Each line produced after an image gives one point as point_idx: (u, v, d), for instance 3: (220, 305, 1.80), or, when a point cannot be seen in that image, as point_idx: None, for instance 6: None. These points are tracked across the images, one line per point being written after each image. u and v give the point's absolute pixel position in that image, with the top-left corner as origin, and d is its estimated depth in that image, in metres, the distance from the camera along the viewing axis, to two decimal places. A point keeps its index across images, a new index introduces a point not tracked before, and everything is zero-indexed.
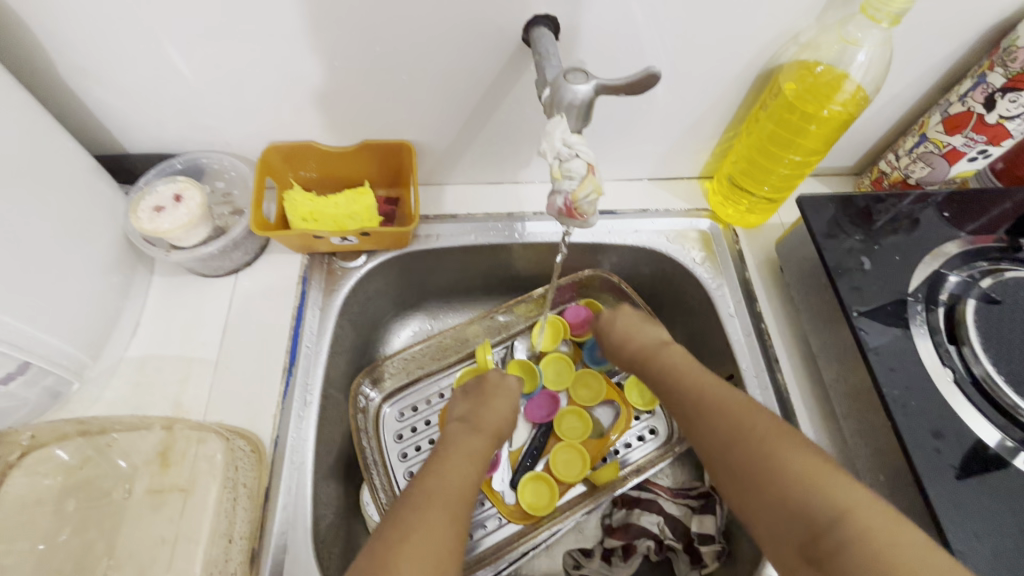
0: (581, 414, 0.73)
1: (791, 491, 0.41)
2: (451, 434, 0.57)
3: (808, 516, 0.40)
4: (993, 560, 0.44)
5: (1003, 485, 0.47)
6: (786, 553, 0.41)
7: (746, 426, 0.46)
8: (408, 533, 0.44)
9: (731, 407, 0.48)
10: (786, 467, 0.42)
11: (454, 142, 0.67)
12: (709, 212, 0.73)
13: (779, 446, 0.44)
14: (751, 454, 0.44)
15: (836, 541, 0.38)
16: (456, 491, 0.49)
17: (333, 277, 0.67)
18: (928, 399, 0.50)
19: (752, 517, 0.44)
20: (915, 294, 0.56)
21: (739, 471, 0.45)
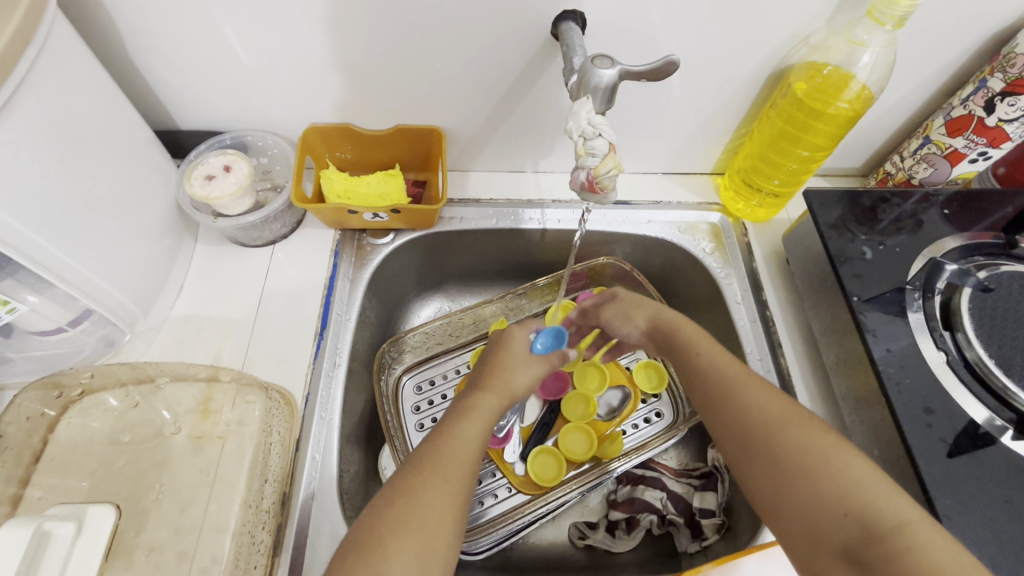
0: (588, 397, 0.76)
1: (850, 493, 0.41)
2: (465, 399, 0.55)
3: (866, 517, 0.40)
4: (979, 530, 0.47)
5: (992, 461, 0.49)
6: (825, 552, 0.41)
7: (804, 426, 0.46)
8: (412, 500, 0.44)
9: (785, 409, 0.48)
10: (848, 472, 0.43)
11: (481, 130, 0.71)
12: (720, 205, 0.77)
13: (842, 452, 0.44)
14: (808, 453, 0.44)
15: (895, 544, 0.39)
16: (464, 460, 0.48)
17: (363, 252, 0.71)
18: (922, 379, 0.53)
19: (792, 512, 0.43)
20: (913, 283, 0.59)
21: (792, 465, 0.44)
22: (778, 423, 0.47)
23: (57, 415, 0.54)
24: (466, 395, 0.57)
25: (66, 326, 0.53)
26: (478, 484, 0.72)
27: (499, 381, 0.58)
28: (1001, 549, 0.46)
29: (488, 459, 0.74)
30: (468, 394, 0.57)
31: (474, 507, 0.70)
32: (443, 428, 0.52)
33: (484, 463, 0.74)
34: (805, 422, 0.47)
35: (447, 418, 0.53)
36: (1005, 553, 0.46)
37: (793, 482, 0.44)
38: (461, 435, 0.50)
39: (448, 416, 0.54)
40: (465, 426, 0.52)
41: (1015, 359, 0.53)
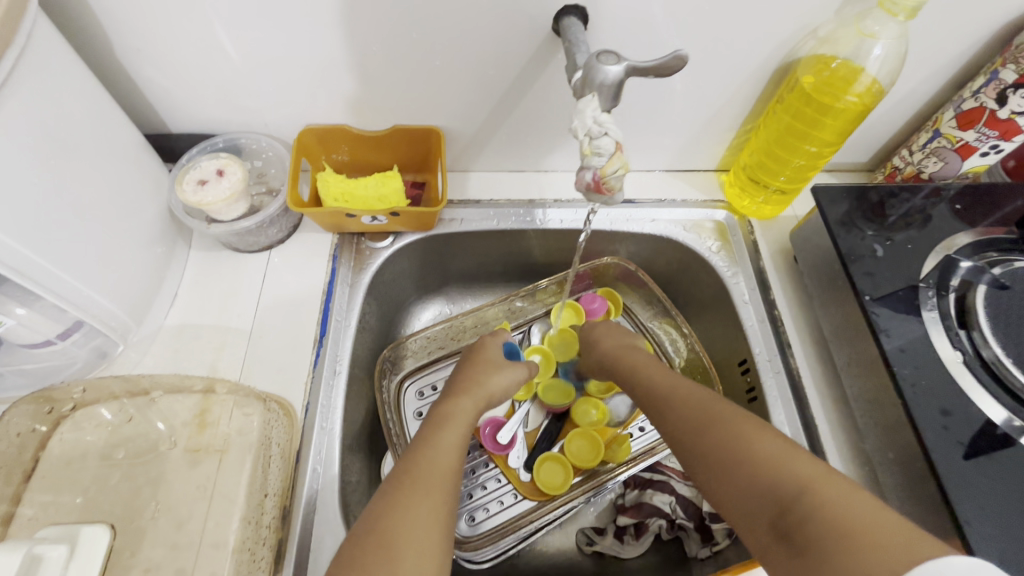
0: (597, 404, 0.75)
1: (759, 462, 0.41)
2: (442, 408, 0.56)
3: (775, 486, 0.40)
4: (1001, 537, 0.45)
5: (1012, 463, 0.48)
6: (759, 528, 0.40)
7: (721, 411, 0.47)
8: (402, 511, 0.43)
9: (706, 400, 0.49)
10: (759, 446, 0.43)
11: (480, 129, 0.70)
12: (725, 203, 0.75)
13: (749, 427, 0.44)
14: (722, 431, 0.45)
15: (807, 507, 0.37)
16: (444, 469, 0.48)
17: (362, 256, 0.69)
18: (937, 380, 0.52)
19: (727, 500, 0.43)
20: (927, 281, 0.58)
21: (714, 449, 0.45)
22: (700, 413, 0.48)
23: (49, 431, 0.53)
24: (442, 406, 0.56)
25: (56, 338, 0.51)
26: (483, 491, 0.71)
27: (474, 388, 0.59)
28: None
29: (492, 465, 0.72)
30: (445, 405, 0.56)
31: (479, 514, 0.69)
32: (421, 439, 0.51)
33: (488, 469, 0.72)
34: (720, 407, 0.48)
35: (424, 430, 0.53)
36: None
37: (716, 467, 0.44)
38: (440, 443, 0.50)
39: (424, 428, 0.53)
40: (445, 432, 0.52)
41: None
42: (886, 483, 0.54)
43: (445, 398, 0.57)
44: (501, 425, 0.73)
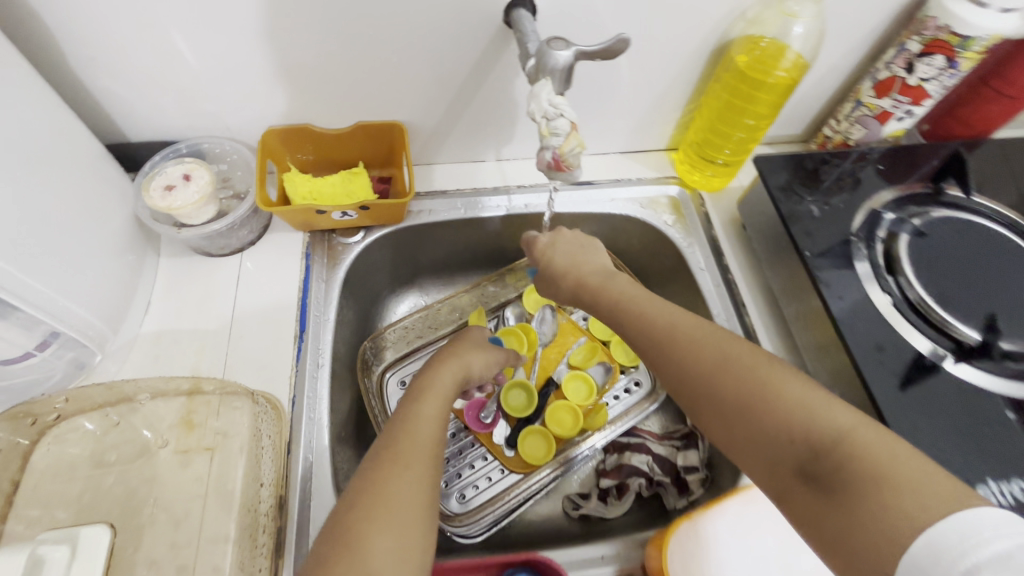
0: (578, 377, 0.79)
1: (785, 409, 0.39)
2: (419, 382, 0.57)
3: (807, 432, 0.38)
4: (933, 453, 0.51)
5: (939, 389, 0.54)
6: (785, 477, 0.39)
7: (736, 352, 0.44)
8: (390, 485, 0.44)
9: (716, 341, 0.45)
10: (784, 389, 0.40)
11: (441, 121, 0.72)
12: (677, 178, 0.80)
13: (771, 368, 0.42)
14: (743, 377, 0.42)
15: (840, 457, 0.36)
16: (427, 442, 0.49)
17: (335, 253, 0.71)
18: (871, 320, 0.58)
19: (745, 449, 0.41)
20: (858, 235, 0.64)
21: (732, 397, 0.42)
22: (709, 355, 0.45)
23: (32, 445, 0.53)
24: (421, 381, 0.57)
25: (34, 350, 0.51)
26: (470, 469, 0.73)
27: (449, 364, 0.60)
28: (956, 467, 0.50)
29: (477, 444, 0.75)
30: (425, 379, 0.58)
31: (469, 492, 0.72)
32: (402, 415, 0.52)
33: (474, 449, 0.75)
34: (733, 346, 0.45)
35: (403, 406, 0.53)
36: (955, 470, 0.50)
37: (734, 414, 0.42)
38: (421, 415, 0.52)
39: (404, 404, 0.54)
40: (425, 406, 0.53)
41: (949, 296, 0.58)
42: None
43: (423, 374, 0.59)
44: (483, 405, 0.76)
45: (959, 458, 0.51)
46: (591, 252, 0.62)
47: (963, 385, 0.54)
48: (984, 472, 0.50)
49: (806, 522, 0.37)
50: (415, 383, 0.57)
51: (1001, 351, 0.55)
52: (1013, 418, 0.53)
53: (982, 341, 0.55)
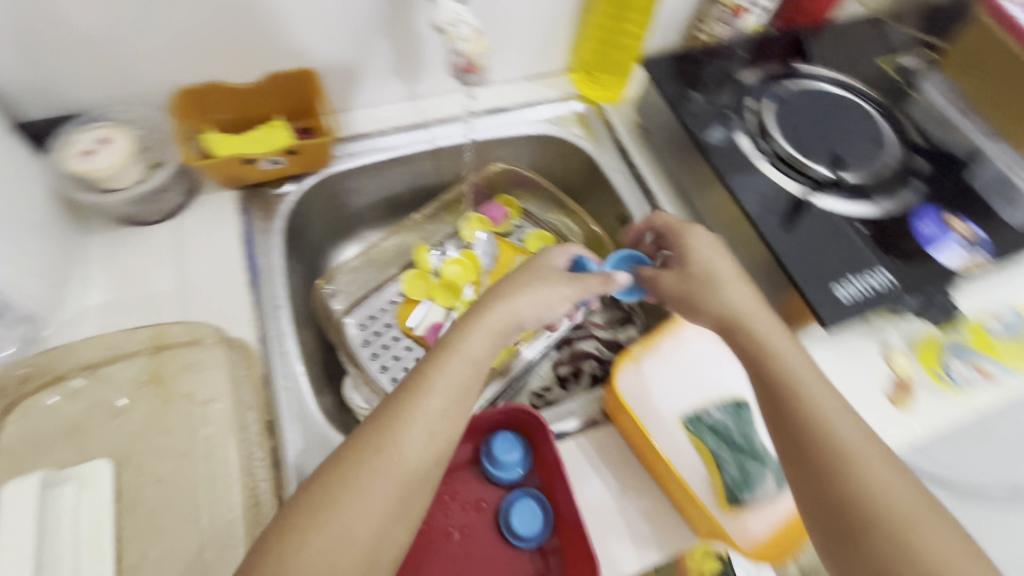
0: (524, 288, 0.86)
1: (908, 539, 0.44)
2: (448, 336, 0.53)
3: (859, 518, 0.45)
4: (811, 270, 0.63)
5: (810, 222, 0.66)
6: (829, 519, 0.46)
7: (831, 409, 0.49)
8: (367, 476, 0.45)
9: (819, 389, 0.50)
10: (903, 504, 0.45)
11: (352, 64, 0.74)
12: (579, 95, 0.88)
13: (892, 480, 0.46)
14: (836, 446, 0.47)
15: (889, 560, 0.44)
16: (432, 413, 0.49)
17: (271, 205, 0.73)
18: (751, 176, 0.69)
19: (806, 467, 0.48)
20: (733, 111, 0.74)
21: (845, 487, 0.46)
22: (785, 367, 0.51)
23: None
24: (437, 361, 0.51)
25: None
26: None
27: (469, 350, 0.52)
28: (829, 276, 0.63)
29: None
30: (444, 362, 0.51)
31: None
32: (408, 398, 0.49)
33: None
34: (833, 411, 0.49)
35: (408, 386, 0.50)
36: (830, 279, 0.62)
37: (828, 506, 0.46)
38: (439, 380, 0.50)
39: (403, 382, 0.50)
40: (449, 369, 0.51)
41: (808, 147, 0.70)
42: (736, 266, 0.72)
43: (438, 352, 0.51)
44: (442, 326, 0.83)
45: (830, 270, 0.63)
46: (758, 308, 0.56)
47: (828, 216, 0.67)
48: (845, 272, 0.63)
49: (846, 533, 0.45)
50: (427, 358, 0.52)
51: (850, 181, 0.68)
52: (862, 229, 0.66)
53: (834, 177, 0.68)
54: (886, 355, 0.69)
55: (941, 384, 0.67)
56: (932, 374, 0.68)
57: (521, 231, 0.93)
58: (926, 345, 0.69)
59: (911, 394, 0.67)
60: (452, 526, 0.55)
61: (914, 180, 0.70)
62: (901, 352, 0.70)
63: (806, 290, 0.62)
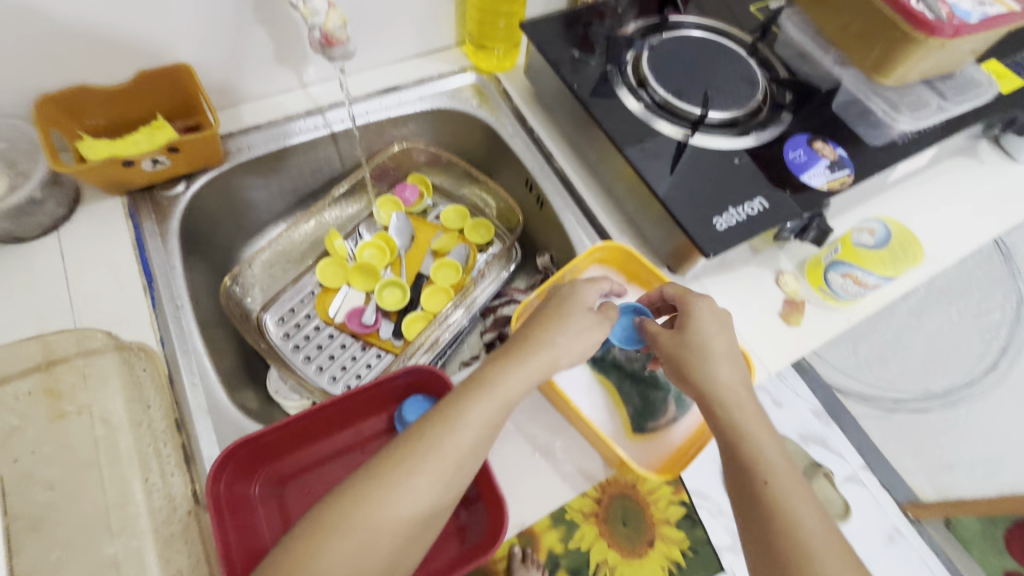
0: (444, 262, 0.87)
1: (796, 536, 0.48)
2: (485, 370, 0.52)
3: (782, 538, 0.48)
4: (695, 205, 0.66)
5: (691, 161, 0.70)
6: (755, 534, 0.49)
7: (744, 411, 0.52)
8: (394, 494, 0.47)
9: (756, 417, 0.52)
10: (795, 503, 0.49)
11: (229, 55, 0.72)
12: (472, 67, 0.89)
13: (785, 476, 0.50)
14: (750, 450, 0.50)
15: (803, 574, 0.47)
16: (459, 452, 0.49)
17: (162, 208, 0.71)
18: (633, 124, 0.72)
19: (740, 487, 0.51)
20: (613, 66, 0.76)
21: (755, 486, 0.50)
22: (718, 387, 0.53)
23: None
24: (473, 392, 0.51)
25: None
26: (369, 367, 0.82)
27: (502, 387, 0.51)
28: (714, 210, 0.66)
29: (368, 344, 0.82)
30: (479, 396, 0.51)
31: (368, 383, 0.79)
32: (437, 429, 0.49)
33: (366, 351, 0.82)
34: (767, 435, 0.52)
35: (444, 411, 0.50)
36: (715, 213, 0.66)
37: (746, 501, 0.50)
38: (467, 418, 0.50)
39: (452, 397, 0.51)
40: (476, 407, 0.50)
41: (683, 91, 0.74)
42: (632, 212, 0.75)
43: (471, 390, 0.51)
44: (362, 310, 0.83)
45: (713, 204, 0.66)
46: (720, 332, 0.56)
47: (709, 155, 0.70)
48: (727, 204, 0.66)
49: (754, 537, 0.50)
50: (461, 385, 0.52)
51: (722, 116, 0.72)
52: (739, 162, 0.70)
53: (700, 112, 0.71)
54: (779, 279, 0.74)
55: (826, 298, 0.73)
56: (819, 290, 0.73)
57: (438, 208, 0.95)
58: (811, 265, 0.74)
59: (802, 311, 0.72)
60: None
61: (783, 113, 0.75)
62: (791, 275, 0.74)
63: (692, 226, 0.64)
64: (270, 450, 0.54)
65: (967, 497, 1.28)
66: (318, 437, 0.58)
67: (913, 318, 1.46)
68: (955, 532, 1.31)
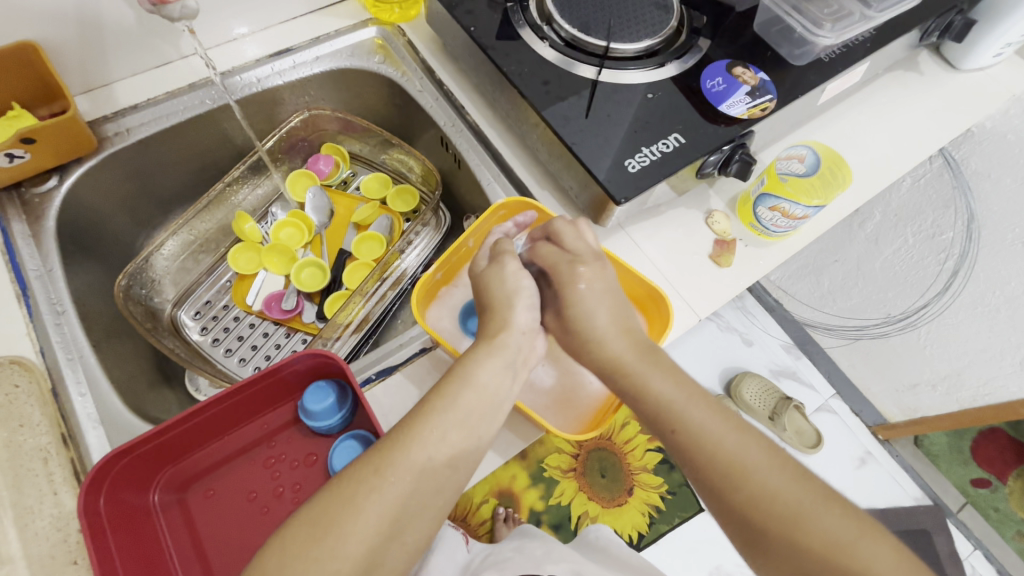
0: (370, 236, 0.83)
1: (731, 466, 0.44)
2: (462, 362, 0.50)
3: (717, 472, 0.44)
4: (602, 150, 0.61)
5: (602, 101, 0.64)
6: (700, 479, 0.45)
7: (646, 370, 0.49)
8: (365, 493, 0.42)
9: (635, 363, 0.50)
10: (743, 454, 0.44)
11: (81, 30, 0.64)
12: (372, 19, 0.81)
13: (716, 425, 0.46)
14: (654, 405, 0.48)
15: (747, 503, 0.43)
16: (444, 447, 0.45)
17: (34, 207, 0.65)
18: (536, 64, 0.66)
19: (666, 436, 0.48)
20: (514, 4, 0.70)
21: (690, 458, 0.46)
22: (631, 347, 0.51)
23: None
24: (450, 387, 0.48)
25: None
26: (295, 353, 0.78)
27: (480, 376, 0.49)
28: (623, 152, 0.61)
29: (292, 330, 0.79)
30: (460, 390, 0.48)
31: None
32: (421, 420, 0.46)
33: (290, 337, 0.79)
34: (659, 376, 0.49)
35: (422, 407, 0.47)
36: (628, 155, 0.61)
37: (707, 487, 0.45)
38: (450, 407, 0.47)
39: (430, 395, 0.48)
40: (463, 397, 0.47)
41: (591, 25, 0.68)
42: (546, 161, 0.70)
43: (449, 379, 0.48)
44: (282, 295, 0.79)
45: (625, 144, 0.62)
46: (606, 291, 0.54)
47: (619, 92, 0.65)
48: (640, 144, 0.62)
49: (696, 478, 0.46)
50: (438, 383, 0.49)
51: (633, 49, 0.67)
52: (653, 97, 0.65)
53: (606, 44, 0.66)
54: (708, 219, 0.70)
55: (757, 234, 0.70)
56: (750, 227, 0.70)
57: (358, 178, 0.89)
58: (741, 201, 0.70)
59: (732, 251, 0.69)
60: (284, 485, 0.56)
61: (701, 38, 0.69)
62: (721, 213, 0.71)
63: (602, 172, 0.60)
64: (162, 456, 0.52)
65: (931, 415, 1.29)
66: (218, 435, 0.56)
67: (872, 245, 1.29)
68: (922, 447, 1.33)
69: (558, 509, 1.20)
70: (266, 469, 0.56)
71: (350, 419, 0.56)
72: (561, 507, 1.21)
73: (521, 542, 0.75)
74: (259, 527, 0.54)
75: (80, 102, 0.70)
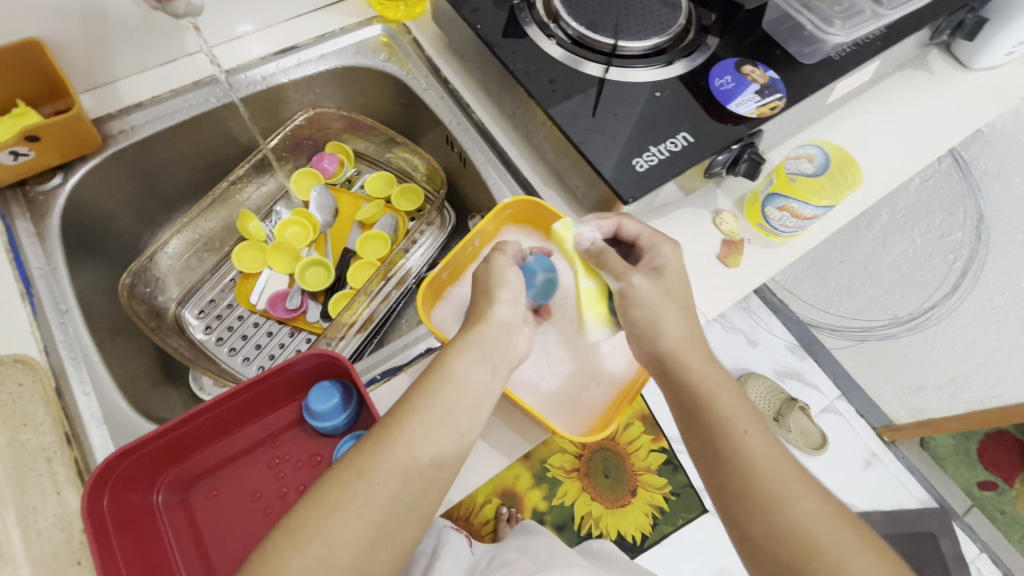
0: (375, 235, 0.82)
1: (779, 494, 0.43)
2: (442, 358, 0.49)
3: (767, 498, 0.43)
4: (609, 149, 0.61)
5: (608, 99, 0.64)
6: (739, 501, 0.44)
7: (715, 380, 0.48)
8: (347, 496, 0.42)
9: (705, 372, 0.48)
10: (790, 486, 0.44)
11: (87, 28, 0.64)
12: (377, 17, 0.81)
13: (770, 451, 0.45)
14: (715, 415, 0.46)
15: (790, 535, 0.42)
16: (428, 448, 0.44)
17: (38, 205, 0.65)
18: (543, 63, 0.65)
19: (717, 452, 0.46)
20: (521, 1, 0.69)
21: (744, 477, 0.44)
22: (665, 350, 0.49)
23: None
24: (431, 383, 0.47)
25: None
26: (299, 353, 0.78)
27: (462, 371, 0.48)
28: (630, 151, 0.61)
29: (296, 329, 0.79)
30: (440, 386, 0.47)
31: None
32: (401, 422, 0.45)
33: (294, 337, 0.78)
34: (727, 392, 0.48)
35: (401, 405, 0.46)
36: (635, 155, 0.60)
37: (746, 510, 0.44)
38: (432, 407, 0.46)
39: (414, 390, 0.47)
40: (444, 394, 0.46)
41: (598, 23, 0.67)
42: (552, 160, 0.70)
43: (428, 376, 0.47)
44: (287, 295, 0.79)
45: (632, 143, 0.61)
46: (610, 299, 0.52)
47: (627, 90, 0.65)
48: (648, 143, 0.61)
49: (736, 501, 0.44)
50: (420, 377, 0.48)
51: (641, 47, 0.66)
52: (661, 95, 0.64)
53: (613, 42, 0.65)
54: (716, 219, 0.70)
55: (766, 235, 0.69)
56: (758, 227, 0.69)
57: (363, 177, 0.88)
58: (750, 201, 0.70)
59: (740, 251, 0.68)
60: (288, 486, 0.55)
61: (710, 36, 0.68)
62: (730, 213, 0.70)
63: (609, 172, 0.60)
64: (166, 456, 0.52)
65: (938, 417, 1.29)
66: (222, 436, 0.56)
67: (879, 245, 1.27)
68: (927, 449, 1.33)
69: (562, 509, 1.20)
70: (270, 470, 0.56)
71: (354, 420, 0.56)
72: (564, 507, 1.20)
73: (525, 541, 0.75)
74: (263, 528, 0.53)
75: (85, 100, 0.70)
